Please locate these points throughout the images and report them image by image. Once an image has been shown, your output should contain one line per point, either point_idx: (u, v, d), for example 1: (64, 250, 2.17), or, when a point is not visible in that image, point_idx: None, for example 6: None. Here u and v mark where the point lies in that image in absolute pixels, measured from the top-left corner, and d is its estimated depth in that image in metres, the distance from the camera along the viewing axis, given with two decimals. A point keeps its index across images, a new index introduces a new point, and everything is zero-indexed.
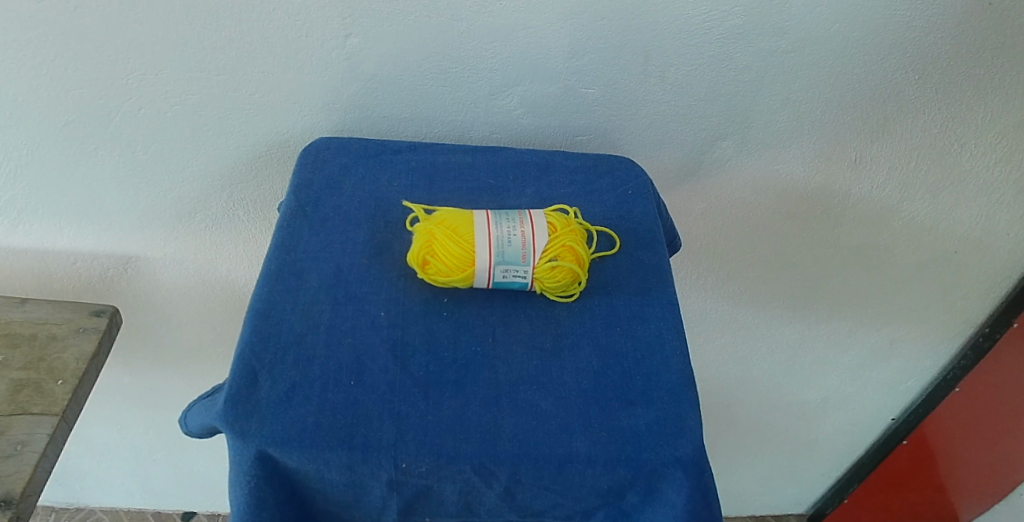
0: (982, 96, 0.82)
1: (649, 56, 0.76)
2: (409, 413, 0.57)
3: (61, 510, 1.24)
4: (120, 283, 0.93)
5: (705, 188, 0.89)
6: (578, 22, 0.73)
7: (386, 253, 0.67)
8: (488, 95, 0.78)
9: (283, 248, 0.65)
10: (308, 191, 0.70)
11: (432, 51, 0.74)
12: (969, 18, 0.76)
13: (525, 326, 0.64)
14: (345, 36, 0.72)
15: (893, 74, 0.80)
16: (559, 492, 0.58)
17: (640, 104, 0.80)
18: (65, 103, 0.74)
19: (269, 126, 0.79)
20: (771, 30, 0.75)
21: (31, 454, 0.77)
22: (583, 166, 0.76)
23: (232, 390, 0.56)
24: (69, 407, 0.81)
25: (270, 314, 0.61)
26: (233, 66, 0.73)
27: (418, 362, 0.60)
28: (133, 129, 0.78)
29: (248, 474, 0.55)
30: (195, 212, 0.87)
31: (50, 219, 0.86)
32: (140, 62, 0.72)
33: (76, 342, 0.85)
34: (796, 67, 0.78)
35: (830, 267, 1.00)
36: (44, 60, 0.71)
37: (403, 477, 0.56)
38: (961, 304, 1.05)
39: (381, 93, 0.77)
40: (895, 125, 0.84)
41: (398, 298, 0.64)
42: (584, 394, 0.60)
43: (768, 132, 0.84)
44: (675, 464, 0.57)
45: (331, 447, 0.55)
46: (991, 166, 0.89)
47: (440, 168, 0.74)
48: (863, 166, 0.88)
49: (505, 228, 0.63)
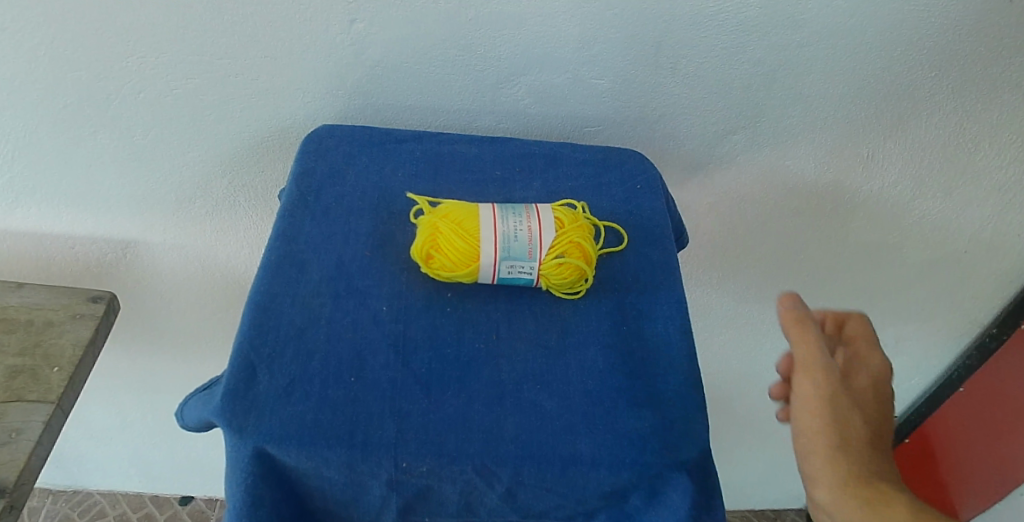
0: (997, 95, 0.80)
1: (660, 47, 0.74)
2: (410, 412, 0.56)
3: (60, 492, 1.24)
4: (119, 268, 0.92)
5: (713, 182, 0.88)
6: (589, 9, 0.71)
7: (388, 245, 0.65)
8: (496, 84, 0.76)
9: (285, 239, 0.64)
10: (310, 179, 0.68)
11: (439, 37, 0.72)
12: (990, 16, 0.74)
13: (530, 324, 0.62)
14: (350, 22, 0.71)
15: (910, 70, 0.78)
16: (561, 494, 0.57)
17: (651, 95, 0.79)
18: (65, 83, 0.73)
19: (273, 110, 0.77)
20: (786, 23, 0.73)
21: (26, 442, 0.76)
22: (591, 158, 0.74)
23: (230, 384, 0.55)
24: (65, 394, 0.80)
25: (270, 307, 0.59)
26: (234, 51, 0.72)
27: (421, 359, 0.59)
28: (135, 111, 0.76)
29: (243, 471, 0.54)
30: (196, 198, 0.85)
31: (49, 203, 0.84)
32: (140, 45, 0.71)
33: (73, 326, 0.84)
34: (813, 60, 0.76)
35: (840, 261, 0.98)
36: (42, 41, 0.69)
37: (403, 477, 0.55)
38: (971, 303, 1.03)
39: (387, 80, 0.76)
40: (909, 123, 0.83)
41: (400, 292, 0.62)
42: (589, 394, 0.59)
43: (779, 127, 0.82)
44: (680, 468, 0.56)
45: (330, 445, 0.54)
46: (1004, 165, 0.87)
47: (446, 159, 0.72)
48: (875, 164, 0.86)
49: (510, 223, 0.61)
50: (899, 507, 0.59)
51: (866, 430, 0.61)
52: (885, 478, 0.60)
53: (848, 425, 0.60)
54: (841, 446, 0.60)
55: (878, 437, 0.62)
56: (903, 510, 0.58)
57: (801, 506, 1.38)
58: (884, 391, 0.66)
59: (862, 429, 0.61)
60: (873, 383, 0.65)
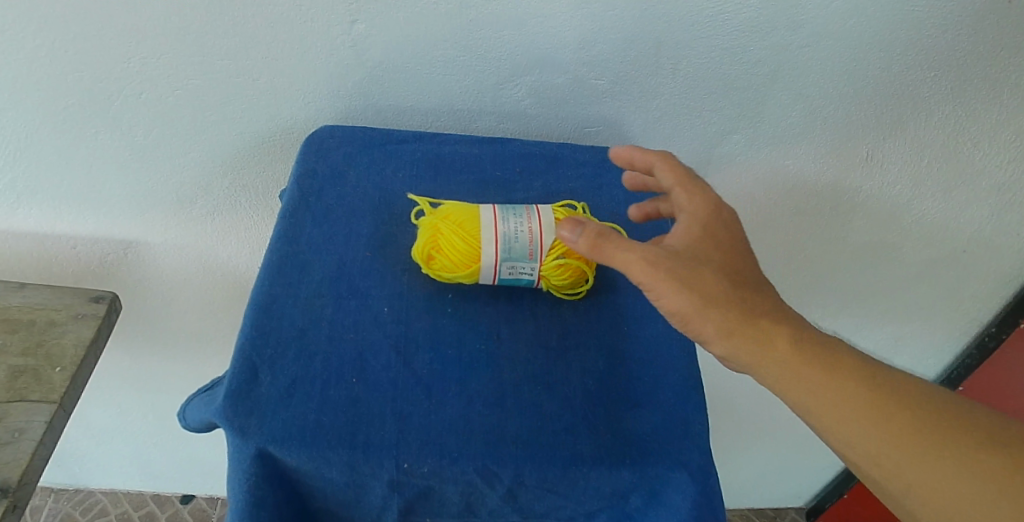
0: (996, 95, 0.80)
1: (660, 47, 0.74)
2: (412, 413, 0.56)
3: (61, 491, 1.24)
4: (120, 268, 0.92)
5: (713, 182, 0.88)
6: (590, 10, 0.71)
7: (390, 247, 0.66)
8: (496, 85, 0.77)
9: (286, 240, 0.64)
10: (311, 180, 0.68)
11: (440, 38, 0.73)
12: (989, 16, 0.74)
13: (531, 325, 0.63)
14: (351, 23, 0.71)
15: (909, 71, 0.78)
16: (562, 494, 0.57)
17: (651, 96, 0.79)
18: (66, 84, 0.73)
19: (274, 110, 0.77)
20: (786, 24, 0.73)
21: (29, 442, 0.76)
22: (592, 159, 0.75)
23: (232, 385, 0.55)
24: (68, 394, 0.80)
25: (271, 308, 0.60)
26: (236, 53, 0.72)
27: (422, 360, 0.59)
28: (136, 112, 0.76)
29: (246, 472, 0.54)
30: (197, 198, 0.86)
31: (50, 204, 0.85)
32: (142, 46, 0.71)
33: (75, 326, 0.84)
34: (813, 61, 0.76)
35: (839, 260, 0.98)
36: (44, 42, 0.69)
37: (405, 478, 0.55)
38: (969, 302, 1.04)
39: (387, 81, 0.76)
40: (908, 123, 0.83)
41: (401, 293, 0.63)
42: (589, 395, 0.59)
43: (778, 128, 0.83)
44: (680, 468, 0.56)
45: (332, 446, 0.54)
46: (1004, 165, 0.87)
47: (447, 160, 0.72)
48: (874, 164, 0.87)
49: (511, 224, 0.62)
50: (832, 369, 0.56)
51: (729, 292, 0.58)
52: (803, 342, 0.58)
53: (711, 295, 0.57)
54: (717, 320, 0.57)
55: (747, 294, 0.58)
56: (840, 369, 0.56)
57: (801, 504, 1.39)
58: (722, 228, 0.61)
59: (723, 292, 0.58)
60: (705, 233, 0.60)
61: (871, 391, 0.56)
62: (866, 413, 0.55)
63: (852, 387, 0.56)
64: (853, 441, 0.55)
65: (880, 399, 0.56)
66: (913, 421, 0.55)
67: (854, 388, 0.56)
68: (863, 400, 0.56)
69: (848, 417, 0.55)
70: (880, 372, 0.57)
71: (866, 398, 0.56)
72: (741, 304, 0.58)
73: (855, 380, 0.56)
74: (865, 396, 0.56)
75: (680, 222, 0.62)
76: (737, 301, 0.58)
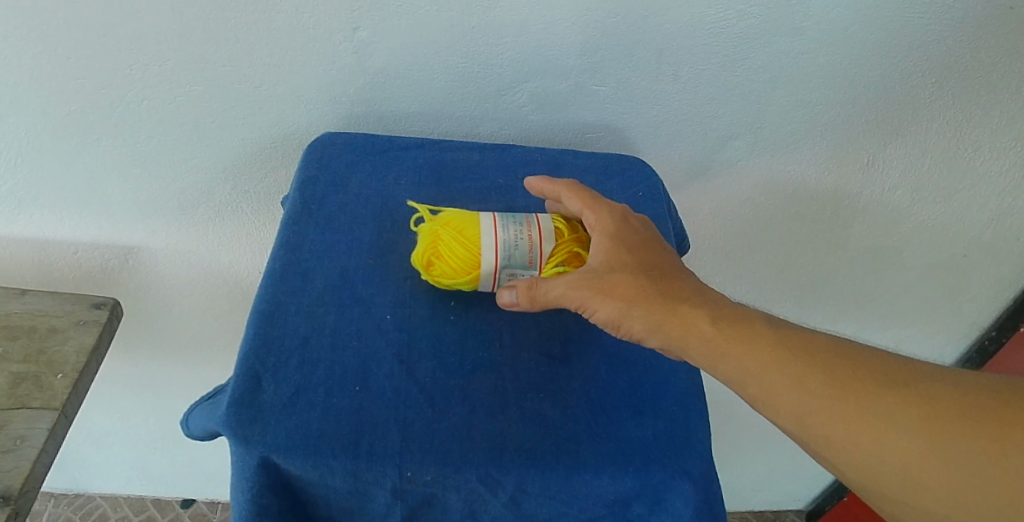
0: (997, 101, 0.80)
1: (661, 54, 0.75)
2: (415, 421, 0.56)
3: (61, 496, 1.24)
4: (122, 274, 0.92)
5: (714, 187, 0.88)
6: (591, 17, 0.71)
7: (392, 254, 0.66)
8: (498, 91, 0.77)
9: (289, 247, 0.64)
10: (313, 187, 0.69)
11: (442, 45, 0.73)
12: (989, 23, 0.74)
13: (533, 333, 0.63)
14: (354, 30, 0.71)
15: (909, 77, 0.78)
16: (565, 502, 0.57)
17: (652, 102, 0.79)
18: (69, 91, 0.73)
19: (275, 117, 0.77)
20: (786, 30, 0.73)
21: (31, 449, 0.76)
22: (593, 166, 0.75)
23: (235, 393, 0.55)
24: (69, 401, 0.80)
25: (274, 316, 0.60)
26: (238, 60, 0.72)
27: (425, 368, 0.59)
28: (138, 118, 0.76)
29: (248, 480, 0.54)
30: (199, 204, 0.86)
31: (52, 210, 0.85)
32: (145, 52, 0.71)
33: (77, 333, 0.84)
34: (813, 67, 0.77)
35: (840, 266, 0.99)
36: (46, 49, 0.69)
37: (408, 486, 0.55)
38: (969, 306, 1.04)
39: (389, 87, 0.76)
40: (909, 129, 0.83)
41: (403, 301, 0.63)
42: (592, 402, 0.59)
43: (779, 133, 0.83)
44: (683, 475, 0.56)
45: (336, 454, 0.54)
46: (1004, 171, 0.87)
47: (449, 167, 0.72)
48: (875, 169, 0.87)
49: (511, 231, 0.62)
50: (755, 340, 0.55)
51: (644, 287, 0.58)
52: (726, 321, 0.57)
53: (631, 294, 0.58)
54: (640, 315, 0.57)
55: (661, 285, 0.58)
56: (761, 340, 0.55)
57: (801, 507, 1.39)
58: (632, 234, 0.62)
59: (639, 289, 0.58)
60: (613, 240, 0.61)
61: (796, 357, 0.54)
62: (796, 380, 0.53)
63: (777, 354, 0.54)
64: (787, 410, 0.53)
65: (807, 363, 0.54)
66: (844, 380, 0.53)
67: (779, 356, 0.54)
68: (788, 366, 0.54)
69: (778, 387, 0.53)
70: (807, 338, 0.55)
71: (791, 364, 0.54)
72: (654, 298, 0.57)
73: (778, 348, 0.55)
74: (791, 362, 0.54)
75: (592, 236, 0.62)
76: (650, 295, 0.57)
